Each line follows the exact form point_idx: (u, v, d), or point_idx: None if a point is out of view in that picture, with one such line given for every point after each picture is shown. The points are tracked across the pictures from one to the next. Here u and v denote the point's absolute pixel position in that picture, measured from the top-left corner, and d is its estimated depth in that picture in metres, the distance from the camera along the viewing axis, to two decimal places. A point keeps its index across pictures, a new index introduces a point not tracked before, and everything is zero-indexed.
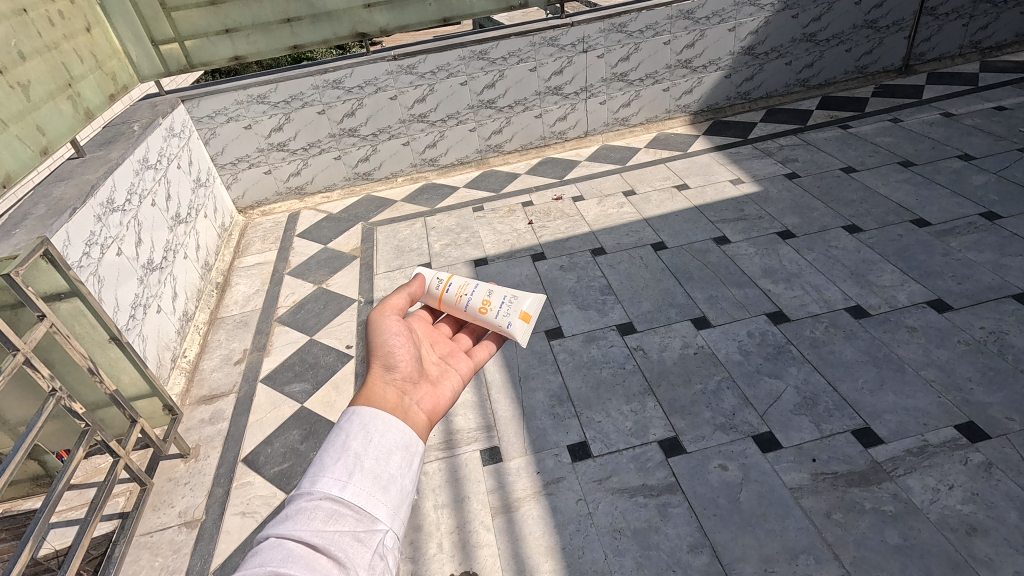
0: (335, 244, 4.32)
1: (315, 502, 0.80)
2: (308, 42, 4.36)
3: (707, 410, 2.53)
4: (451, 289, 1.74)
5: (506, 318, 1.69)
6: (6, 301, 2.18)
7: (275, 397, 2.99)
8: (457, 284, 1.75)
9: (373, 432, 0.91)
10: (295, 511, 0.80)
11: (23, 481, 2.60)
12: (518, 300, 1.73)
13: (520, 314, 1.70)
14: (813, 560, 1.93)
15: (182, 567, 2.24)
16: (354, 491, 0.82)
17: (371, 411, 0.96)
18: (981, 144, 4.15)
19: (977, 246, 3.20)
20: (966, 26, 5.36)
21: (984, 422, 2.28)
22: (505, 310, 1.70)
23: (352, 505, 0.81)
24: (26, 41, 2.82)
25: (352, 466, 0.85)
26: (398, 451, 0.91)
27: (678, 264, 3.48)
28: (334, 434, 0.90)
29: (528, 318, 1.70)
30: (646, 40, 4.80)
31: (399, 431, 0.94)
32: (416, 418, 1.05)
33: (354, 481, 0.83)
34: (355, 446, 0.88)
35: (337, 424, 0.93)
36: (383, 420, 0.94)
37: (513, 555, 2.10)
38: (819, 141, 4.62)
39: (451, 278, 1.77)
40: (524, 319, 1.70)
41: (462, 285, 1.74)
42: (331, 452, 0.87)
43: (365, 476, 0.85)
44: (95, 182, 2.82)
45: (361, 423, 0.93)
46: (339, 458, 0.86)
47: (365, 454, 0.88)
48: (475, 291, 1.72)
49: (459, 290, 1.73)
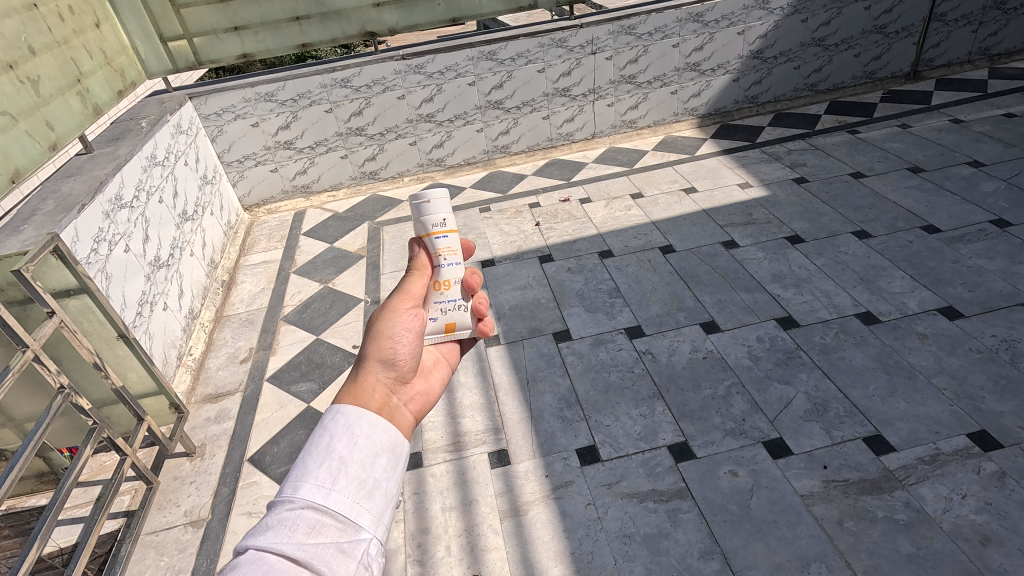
0: (341, 243, 4.31)
1: (297, 512, 0.77)
2: (316, 40, 4.34)
3: (717, 415, 2.52)
4: (437, 242, 1.42)
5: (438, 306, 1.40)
6: (16, 296, 2.17)
7: (281, 397, 2.97)
8: (446, 245, 1.42)
9: (358, 433, 0.89)
10: (276, 521, 0.76)
11: (28, 478, 2.59)
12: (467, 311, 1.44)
13: (453, 322, 1.43)
14: (825, 568, 1.92)
15: (188, 567, 2.22)
16: (337, 499, 0.80)
17: (356, 410, 0.93)
18: (991, 151, 4.13)
19: (988, 254, 3.18)
20: (975, 33, 5.35)
21: (997, 432, 2.26)
22: (446, 303, 1.41)
23: (335, 514, 0.79)
24: (36, 36, 2.81)
25: (336, 471, 0.83)
26: (385, 453, 0.90)
27: (686, 268, 3.46)
28: (318, 434, 0.88)
29: (451, 329, 1.43)
30: (654, 43, 4.79)
31: (385, 430, 0.92)
32: (402, 420, 1.03)
33: (338, 488, 0.81)
34: (339, 449, 0.86)
35: (321, 423, 0.90)
36: (369, 419, 0.92)
37: (522, 559, 2.09)
38: (828, 146, 4.61)
39: (451, 235, 1.43)
40: (449, 326, 1.42)
41: (448, 248, 1.42)
42: (313, 455, 0.84)
43: (349, 482, 0.83)
44: (103, 178, 2.80)
45: (346, 424, 0.90)
46: (323, 463, 0.83)
47: (349, 458, 0.85)
48: (447, 265, 1.42)
49: (442, 250, 1.41)
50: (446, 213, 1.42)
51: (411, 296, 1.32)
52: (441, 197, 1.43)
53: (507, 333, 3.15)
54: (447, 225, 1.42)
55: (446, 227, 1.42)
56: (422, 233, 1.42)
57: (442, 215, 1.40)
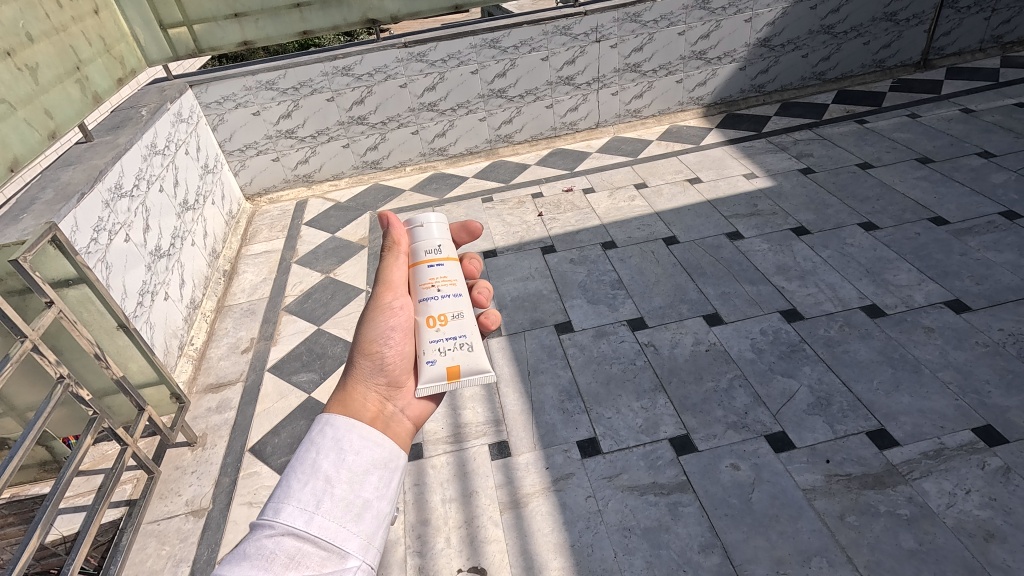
0: (342, 233, 4.29)
1: (277, 540, 0.76)
2: (318, 28, 4.29)
3: (719, 408, 2.50)
4: (431, 271, 1.31)
5: (432, 342, 1.25)
6: (15, 286, 2.17)
7: (283, 387, 2.98)
8: (442, 276, 1.31)
9: (347, 449, 0.88)
10: (254, 550, 0.74)
11: (31, 467, 2.60)
12: (474, 350, 1.29)
13: (457, 362, 1.27)
14: (826, 563, 1.91)
15: (189, 556, 2.24)
16: (321, 524, 0.79)
17: (346, 423, 0.92)
18: (1002, 141, 4.06)
19: (997, 246, 3.13)
20: (988, 20, 5.24)
21: (1003, 426, 2.24)
22: (443, 339, 1.27)
23: (318, 541, 0.78)
24: (34, 23, 2.77)
25: (321, 492, 0.82)
26: (376, 469, 0.89)
27: (690, 259, 3.43)
28: (305, 449, 0.87)
29: (451, 372, 1.26)
30: (660, 30, 4.71)
31: (376, 445, 0.91)
32: (397, 429, 1.03)
33: (322, 511, 0.80)
34: (325, 467, 0.85)
35: (309, 437, 0.89)
36: (359, 433, 0.91)
37: (521, 552, 2.08)
38: (835, 136, 4.54)
39: (448, 263, 1.33)
40: (449, 368, 1.26)
41: (444, 278, 1.31)
42: (298, 474, 0.83)
43: (335, 505, 0.82)
44: (102, 167, 2.78)
45: (334, 438, 0.89)
46: (307, 482, 0.82)
47: (336, 477, 0.85)
48: (445, 297, 1.28)
49: (434, 280, 1.30)
50: (441, 237, 1.36)
51: (394, 286, 1.27)
52: (437, 221, 1.38)
53: (508, 324, 3.14)
54: (442, 253, 1.34)
55: (442, 254, 1.34)
56: (415, 261, 1.33)
57: (437, 240, 1.35)
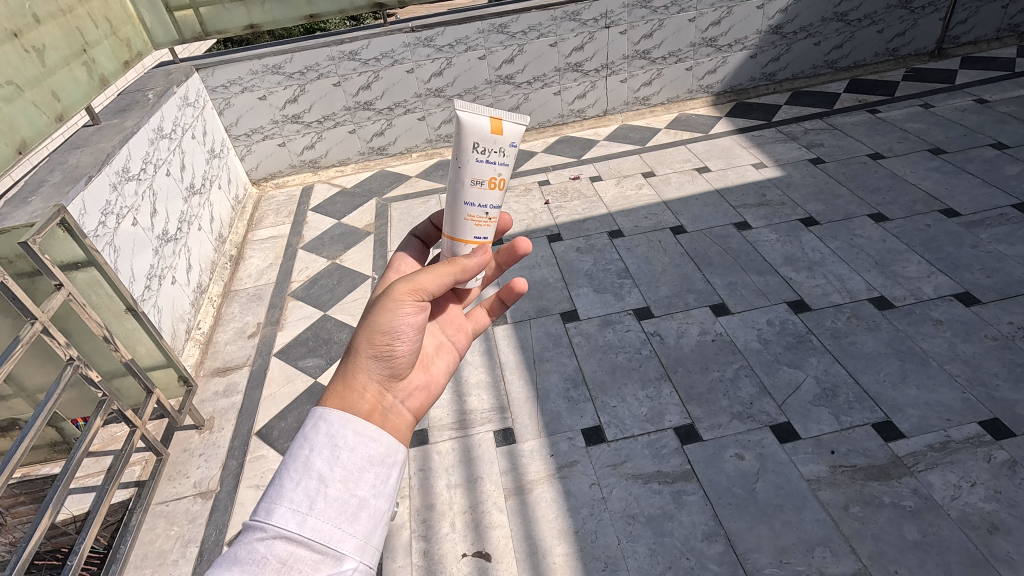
0: (348, 220, 4.28)
1: (268, 543, 0.77)
2: (324, 12, 4.25)
3: (724, 398, 2.50)
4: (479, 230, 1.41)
5: (502, 163, 1.37)
6: (24, 268, 2.17)
7: (289, 371, 2.99)
8: (471, 224, 1.40)
9: (341, 447, 0.88)
10: (246, 554, 0.76)
11: (41, 448, 2.63)
12: (468, 143, 1.34)
13: (491, 138, 1.33)
14: (829, 553, 1.92)
15: (198, 537, 2.27)
16: (315, 525, 0.80)
17: (341, 418, 0.91)
18: (1016, 132, 4.00)
19: (1009, 238, 3.10)
20: (1005, 9, 5.14)
21: (1010, 420, 2.23)
22: (490, 163, 1.35)
23: (312, 544, 0.79)
24: (40, 4, 2.75)
25: (314, 492, 0.82)
26: (372, 466, 0.89)
27: (697, 249, 3.41)
28: (298, 445, 0.87)
29: (501, 133, 1.33)
30: (670, 16, 4.65)
31: (373, 440, 0.91)
32: (395, 421, 1.03)
33: (316, 512, 0.81)
34: (318, 465, 0.85)
35: (302, 433, 0.89)
36: (354, 429, 0.91)
37: (525, 537, 2.10)
38: (846, 125, 4.49)
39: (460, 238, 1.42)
40: (502, 135, 1.34)
41: (475, 221, 1.39)
42: (291, 473, 0.84)
43: (329, 504, 0.82)
44: (110, 150, 2.78)
45: (328, 435, 0.89)
46: (300, 482, 0.83)
47: (330, 476, 0.85)
48: (480, 203, 1.38)
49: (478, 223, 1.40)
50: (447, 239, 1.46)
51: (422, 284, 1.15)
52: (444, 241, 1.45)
53: (514, 312, 3.14)
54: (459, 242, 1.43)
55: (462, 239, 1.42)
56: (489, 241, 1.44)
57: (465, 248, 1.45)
